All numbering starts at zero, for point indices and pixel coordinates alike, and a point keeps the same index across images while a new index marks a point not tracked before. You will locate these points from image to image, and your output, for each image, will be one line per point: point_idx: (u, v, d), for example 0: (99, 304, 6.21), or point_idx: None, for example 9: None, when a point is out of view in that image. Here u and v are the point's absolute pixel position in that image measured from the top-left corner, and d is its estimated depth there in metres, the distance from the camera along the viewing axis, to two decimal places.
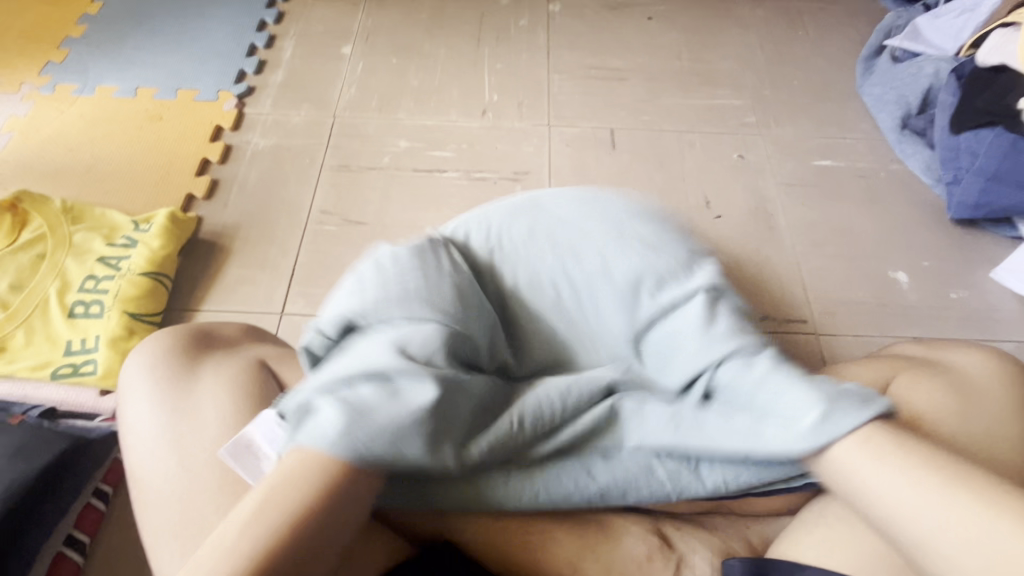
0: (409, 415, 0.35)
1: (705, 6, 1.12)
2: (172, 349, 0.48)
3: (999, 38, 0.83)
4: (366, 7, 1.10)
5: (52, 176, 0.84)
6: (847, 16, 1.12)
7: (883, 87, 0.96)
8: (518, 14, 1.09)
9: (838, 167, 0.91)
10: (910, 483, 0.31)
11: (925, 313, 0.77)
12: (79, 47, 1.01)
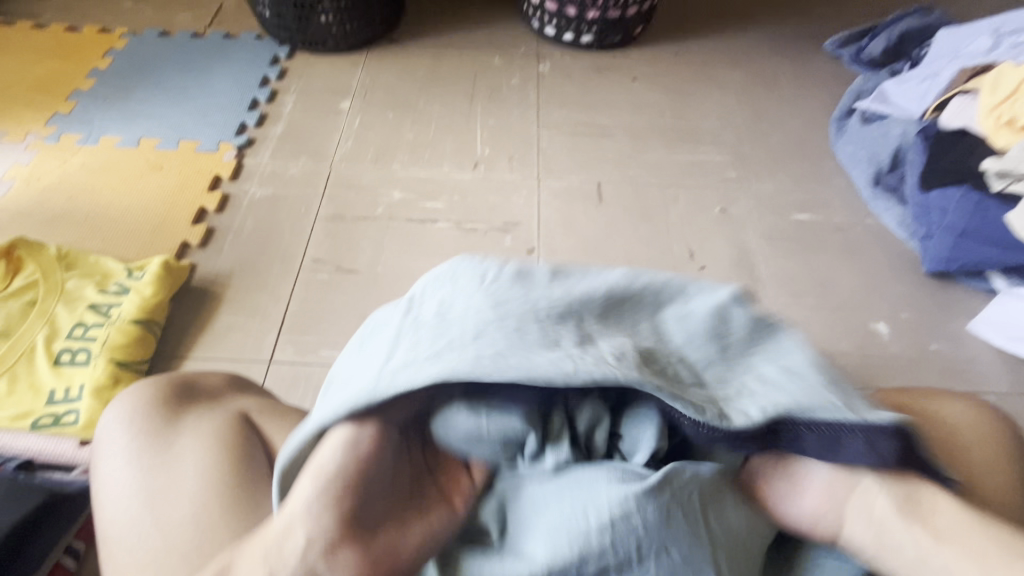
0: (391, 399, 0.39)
1: (685, 68, 1.19)
2: (152, 402, 0.48)
3: (960, 103, 0.90)
4: (365, 65, 1.16)
5: (50, 223, 0.86)
6: (819, 79, 1.19)
7: (856, 145, 1.01)
8: (510, 73, 1.15)
9: (816, 220, 0.94)
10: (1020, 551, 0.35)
11: (906, 364, 0.79)
12: (87, 99, 1.04)
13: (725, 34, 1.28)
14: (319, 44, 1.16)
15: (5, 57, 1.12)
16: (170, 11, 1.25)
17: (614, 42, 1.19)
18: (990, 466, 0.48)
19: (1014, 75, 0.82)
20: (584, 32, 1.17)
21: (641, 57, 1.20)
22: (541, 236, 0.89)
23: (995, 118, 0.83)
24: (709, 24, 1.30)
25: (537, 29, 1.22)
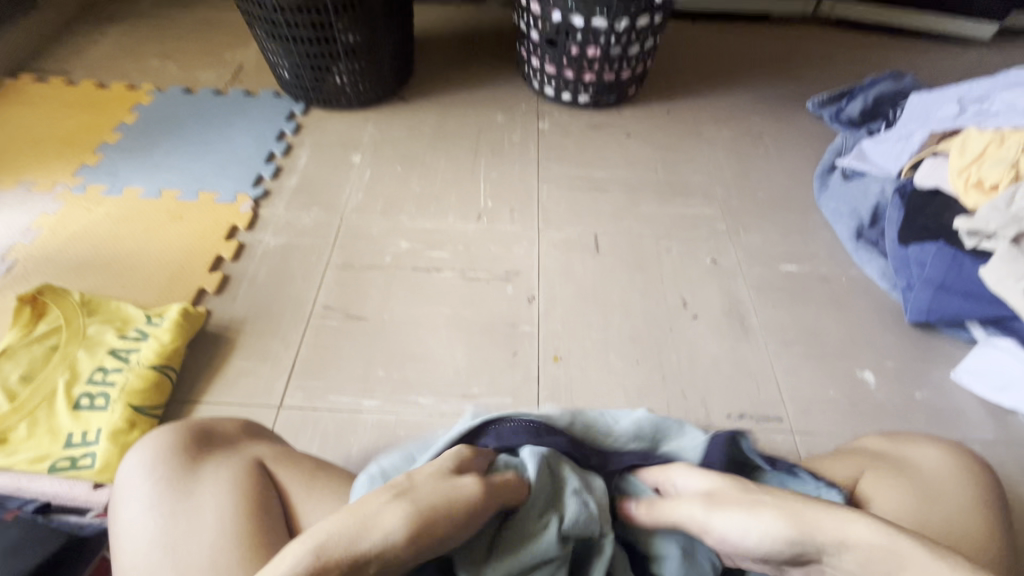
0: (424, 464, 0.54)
1: (676, 126, 1.27)
2: (175, 448, 0.51)
3: (932, 164, 0.96)
4: (376, 120, 1.23)
5: (74, 270, 0.90)
6: (802, 136, 1.26)
7: (838, 201, 1.06)
8: (511, 129, 1.23)
9: (803, 272, 0.99)
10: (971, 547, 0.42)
11: (893, 413, 0.82)
12: (113, 152, 1.11)
13: (713, 94, 1.36)
14: (335, 102, 1.23)
15: (36, 112, 1.19)
16: (193, 69, 1.33)
17: (609, 101, 1.27)
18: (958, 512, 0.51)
19: (978, 139, 0.90)
20: (581, 92, 1.24)
21: (635, 115, 1.28)
22: (540, 285, 0.93)
23: (964, 179, 0.89)
24: (698, 84, 1.39)
25: (537, 89, 1.30)
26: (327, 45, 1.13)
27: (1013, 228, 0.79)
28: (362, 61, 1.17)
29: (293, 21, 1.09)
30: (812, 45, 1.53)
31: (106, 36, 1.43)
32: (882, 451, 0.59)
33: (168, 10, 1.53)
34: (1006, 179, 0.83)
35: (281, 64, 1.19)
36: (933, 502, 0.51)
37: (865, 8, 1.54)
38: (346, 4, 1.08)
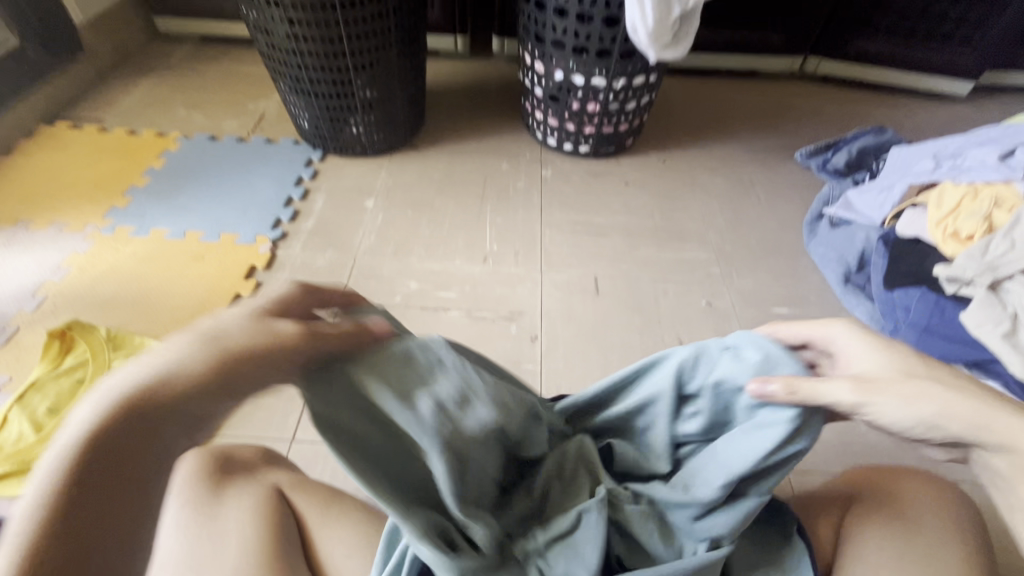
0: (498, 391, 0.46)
1: (672, 175, 1.34)
2: (198, 473, 0.54)
3: (911, 215, 1.03)
4: (388, 167, 1.31)
5: (101, 306, 0.95)
6: (792, 186, 1.33)
7: (827, 248, 1.12)
8: (516, 177, 1.30)
9: (795, 314, 1.03)
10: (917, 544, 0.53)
11: (884, 453, 0.84)
12: (141, 195, 1.18)
13: (706, 144, 1.44)
14: (351, 149, 1.31)
15: (72, 156, 1.27)
16: (218, 118, 1.43)
17: (608, 151, 1.35)
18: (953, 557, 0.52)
19: (953, 193, 0.96)
20: (582, 142, 1.32)
21: (632, 164, 1.36)
22: (543, 325, 0.98)
23: (941, 230, 0.95)
24: (692, 135, 1.47)
25: (541, 139, 1.38)
26: (345, 99, 1.21)
27: (988, 276, 0.85)
28: (377, 113, 1.25)
29: (315, 78, 1.18)
30: (799, 100, 1.63)
31: (138, 87, 1.53)
32: (875, 484, 0.61)
33: (197, 63, 1.64)
34: (981, 230, 0.90)
35: (301, 115, 1.27)
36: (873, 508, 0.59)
37: (848, 68, 1.64)
38: (365, 63, 1.17)
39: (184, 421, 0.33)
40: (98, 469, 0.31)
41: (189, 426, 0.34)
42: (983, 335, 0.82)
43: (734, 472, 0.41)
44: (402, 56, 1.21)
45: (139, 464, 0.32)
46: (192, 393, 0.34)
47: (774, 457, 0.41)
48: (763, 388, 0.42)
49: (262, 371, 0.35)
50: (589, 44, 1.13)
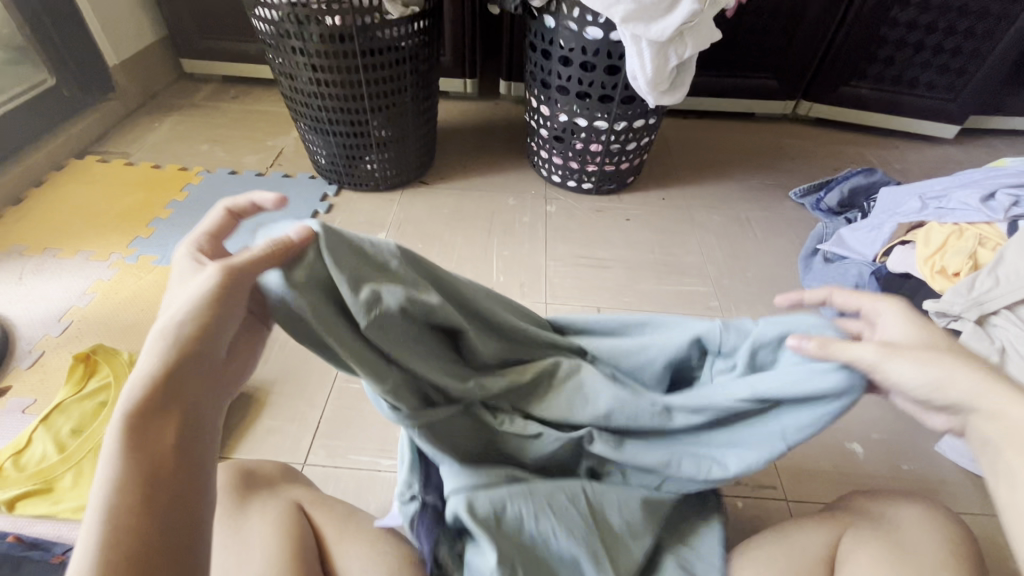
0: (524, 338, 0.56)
1: (672, 211, 1.39)
2: (225, 488, 0.59)
3: (902, 252, 1.06)
4: (400, 202, 1.37)
5: (123, 332, 0.99)
6: (787, 223, 1.38)
7: (822, 282, 1.16)
8: (521, 212, 1.35)
9: None
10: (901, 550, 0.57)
11: (880, 483, 0.86)
12: (164, 225, 1.23)
13: (704, 182, 1.51)
14: (364, 184, 1.37)
15: (98, 188, 1.34)
16: (239, 153, 1.50)
17: (610, 188, 1.41)
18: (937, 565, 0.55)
19: (939, 232, 1.01)
20: (584, 180, 1.38)
21: (633, 201, 1.42)
22: None
23: (930, 266, 0.99)
24: (690, 174, 1.54)
25: (545, 176, 1.45)
26: (360, 138, 1.28)
27: (975, 311, 0.88)
28: (391, 151, 1.32)
29: (334, 118, 1.25)
30: (792, 141, 1.70)
31: (163, 123, 1.61)
32: (868, 509, 0.64)
33: (219, 102, 1.73)
34: (966, 268, 0.94)
35: (319, 151, 1.34)
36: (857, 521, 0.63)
37: (838, 111, 1.71)
38: (381, 104, 1.24)
39: (201, 374, 0.40)
40: (154, 418, 0.36)
41: (206, 374, 0.40)
42: None
43: (765, 393, 0.48)
44: (416, 99, 1.29)
45: (181, 410, 0.38)
46: (193, 348, 0.40)
47: (813, 398, 0.47)
48: (801, 343, 0.48)
49: (216, 323, 0.41)
50: (591, 90, 1.20)
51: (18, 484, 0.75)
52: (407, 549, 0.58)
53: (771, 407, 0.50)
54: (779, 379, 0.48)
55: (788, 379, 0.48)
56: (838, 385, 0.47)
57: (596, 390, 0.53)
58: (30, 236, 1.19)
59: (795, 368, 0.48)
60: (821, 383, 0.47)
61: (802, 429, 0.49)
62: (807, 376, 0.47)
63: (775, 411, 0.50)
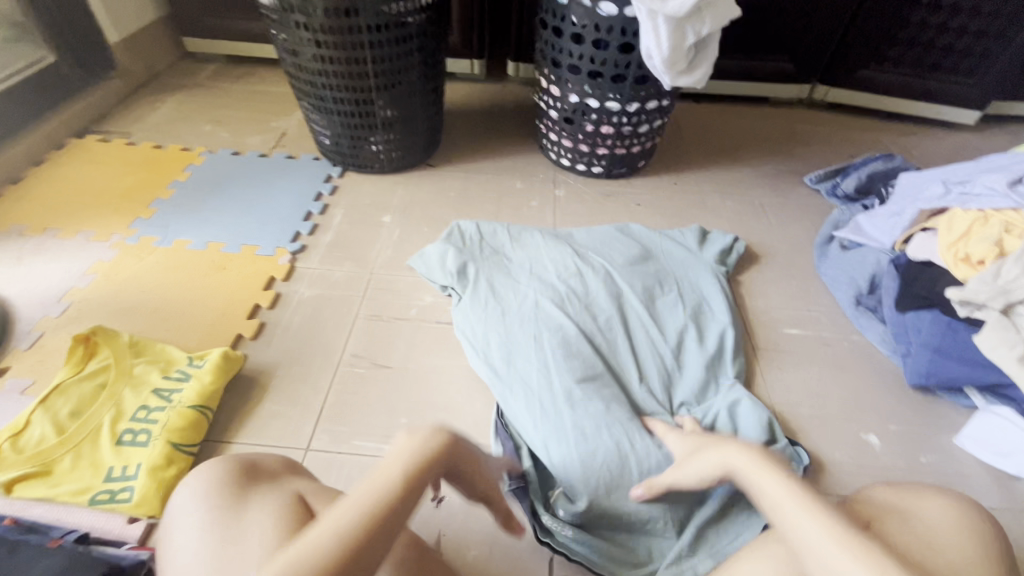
0: (538, 289, 1.02)
1: (682, 196, 1.36)
2: (226, 480, 0.57)
3: (922, 239, 1.04)
4: (405, 184, 1.34)
5: (123, 314, 0.97)
6: (802, 210, 1.35)
7: (837, 270, 1.14)
8: (530, 195, 1.33)
9: (806, 335, 1.05)
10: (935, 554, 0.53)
11: (898, 475, 0.84)
12: (166, 206, 1.21)
13: (716, 168, 1.47)
14: (370, 165, 1.34)
15: (99, 167, 1.32)
16: (243, 134, 1.47)
17: (621, 172, 1.38)
18: (965, 564, 0.53)
19: (963, 220, 0.97)
20: (595, 163, 1.35)
21: (644, 186, 1.38)
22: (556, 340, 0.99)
23: (953, 253, 0.95)
24: (701, 158, 1.50)
25: (554, 159, 1.42)
26: (366, 118, 1.25)
27: (1000, 301, 0.83)
28: (397, 132, 1.29)
29: (338, 97, 1.21)
30: (806, 126, 1.66)
31: (165, 103, 1.58)
32: (892, 504, 0.62)
33: (221, 82, 1.70)
34: (992, 255, 0.89)
35: (323, 132, 1.31)
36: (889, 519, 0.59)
37: (855, 96, 1.67)
38: (387, 84, 1.20)
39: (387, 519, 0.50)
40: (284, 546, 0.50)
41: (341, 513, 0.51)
42: (997, 358, 0.82)
43: (686, 278, 1.07)
44: (423, 78, 1.25)
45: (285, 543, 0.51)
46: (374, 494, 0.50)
47: (697, 274, 1.08)
48: (685, 290, 1.05)
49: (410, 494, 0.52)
50: (604, 69, 1.16)
51: (15, 465, 0.73)
52: (413, 538, 0.57)
53: (685, 273, 1.08)
54: (680, 265, 1.09)
55: (689, 279, 1.07)
56: (700, 271, 1.09)
57: (601, 285, 1.03)
58: (30, 216, 1.17)
59: (685, 272, 1.08)
60: (692, 269, 1.09)
61: (702, 277, 1.08)
62: (684, 268, 1.09)
63: (688, 268, 1.09)
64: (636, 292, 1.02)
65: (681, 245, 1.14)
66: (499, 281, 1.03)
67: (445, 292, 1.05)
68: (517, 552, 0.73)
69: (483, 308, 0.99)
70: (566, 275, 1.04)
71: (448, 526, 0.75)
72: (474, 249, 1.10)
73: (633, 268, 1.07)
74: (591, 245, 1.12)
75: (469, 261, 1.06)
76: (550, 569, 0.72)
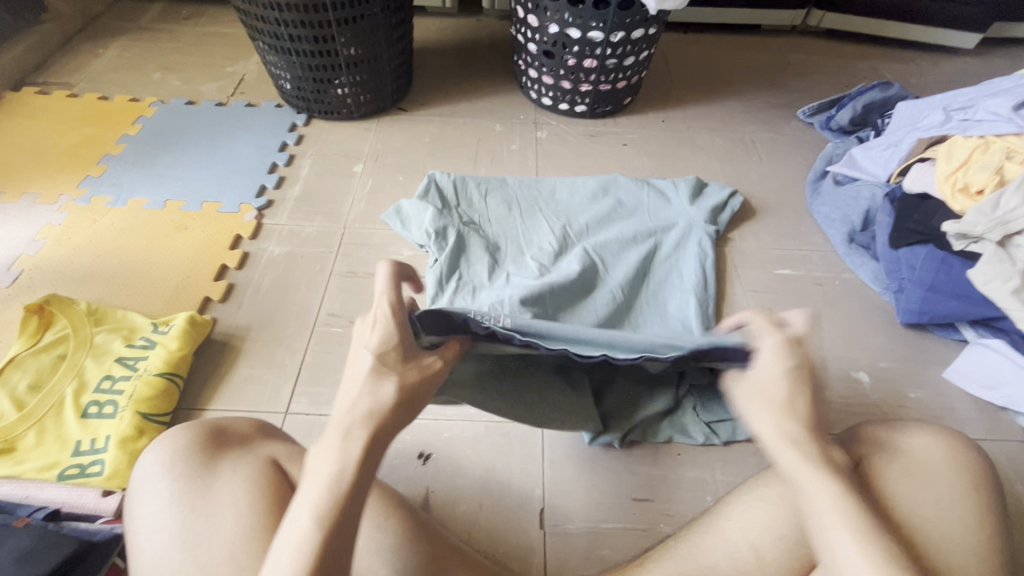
0: (505, 258, 0.97)
1: (671, 134, 1.29)
2: (193, 446, 0.53)
3: (920, 169, 0.99)
4: (376, 130, 1.26)
5: (80, 281, 0.91)
6: (794, 145, 1.29)
7: (830, 207, 1.10)
8: (511, 139, 1.25)
9: (797, 275, 1.02)
10: (925, 489, 0.53)
11: (886, 411, 0.84)
12: (117, 163, 1.12)
13: (706, 103, 1.39)
14: (337, 111, 1.25)
15: (40, 122, 1.21)
16: (196, 82, 1.35)
17: (606, 111, 1.31)
18: (955, 495, 0.52)
19: (963, 147, 0.93)
20: (578, 101, 1.27)
21: (630, 124, 1.31)
22: None
23: (951, 184, 0.91)
24: (691, 93, 1.42)
25: (535, 99, 1.34)
26: (329, 58, 1.15)
27: (999, 232, 0.81)
28: (363, 72, 1.19)
29: (295, 35, 1.10)
30: (800, 56, 1.57)
31: (108, 49, 1.45)
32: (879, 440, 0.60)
33: (170, 24, 1.56)
34: (992, 184, 0.86)
35: (283, 76, 1.20)
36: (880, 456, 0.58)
37: (852, 21, 1.57)
38: (348, 17, 1.09)
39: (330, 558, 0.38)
40: None
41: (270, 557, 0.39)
42: (991, 292, 0.80)
43: (666, 237, 1.01)
44: (387, 10, 1.14)
45: None
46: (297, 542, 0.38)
47: (680, 234, 1.02)
48: (666, 256, 0.99)
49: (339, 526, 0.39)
50: None
51: None
52: (391, 501, 0.55)
53: (667, 233, 1.02)
54: (661, 225, 1.03)
55: (673, 239, 1.01)
56: (685, 232, 1.03)
57: (572, 251, 0.98)
58: None
59: (671, 230, 1.03)
60: (675, 229, 1.03)
61: (684, 238, 1.02)
62: (667, 228, 1.03)
63: (672, 229, 1.03)
64: (610, 256, 0.97)
65: (668, 206, 1.07)
66: (476, 246, 0.97)
67: (422, 247, 1.00)
68: (506, 504, 0.72)
69: (450, 272, 0.93)
70: (538, 243, 1.00)
71: (435, 484, 0.73)
72: (452, 212, 1.03)
73: (608, 231, 1.02)
74: (572, 212, 1.06)
75: (441, 220, 1.00)
76: (541, 524, 0.71)
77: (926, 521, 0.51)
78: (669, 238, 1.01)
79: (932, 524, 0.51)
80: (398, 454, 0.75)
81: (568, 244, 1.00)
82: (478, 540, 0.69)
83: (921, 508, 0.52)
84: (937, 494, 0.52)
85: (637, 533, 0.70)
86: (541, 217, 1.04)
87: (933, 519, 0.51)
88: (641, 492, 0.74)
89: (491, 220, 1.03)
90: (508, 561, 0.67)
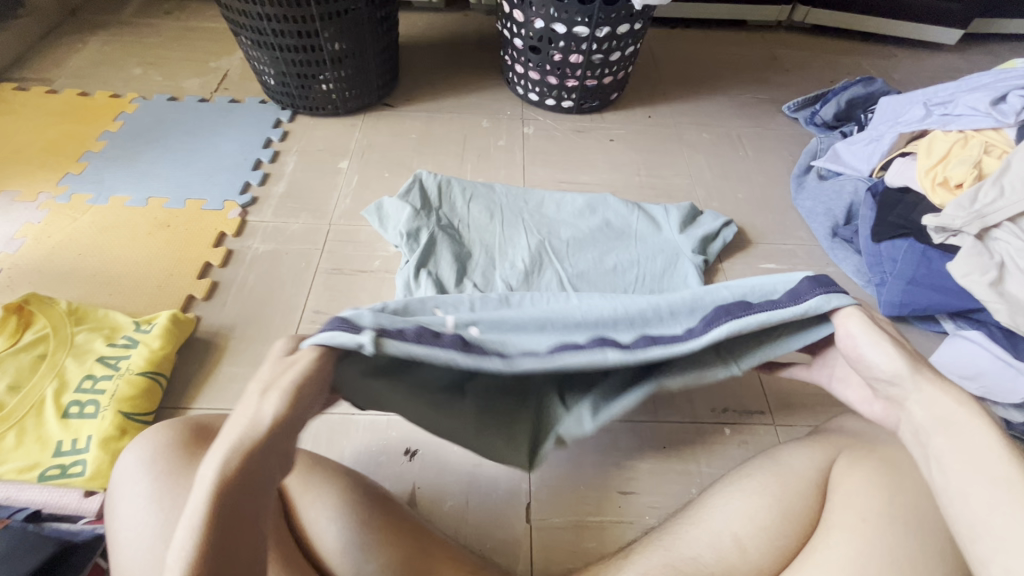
0: (475, 268, 0.96)
1: (658, 129, 1.30)
2: (175, 443, 0.53)
3: (902, 164, 1.01)
4: (362, 126, 1.25)
5: (61, 280, 0.90)
6: (779, 140, 1.30)
7: (814, 201, 1.11)
8: (497, 134, 1.25)
9: (781, 269, 1.03)
10: (901, 478, 0.54)
11: None
12: (98, 160, 1.10)
13: (693, 98, 1.40)
14: (322, 107, 1.24)
15: (17, 119, 1.18)
16: (179, 77, 1.34)
17: (592, 106, 1.31)
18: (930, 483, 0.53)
19: (943, 141, 0.94)
20: (564, 97, 1.27)
21: (617, 120, 1.32)
22: None
23: (930, 178, 0.93)
24: (677, 88, 1.43)
25: (522, 95, 1.33)
26: (312, 53, 1.14)
27: (976, 225, 0.83)
28: (348, 68, 1.19)
29: (278, 29, 1.09)
30: (786, 52, 1.58)
31: (89, 44, 1.42)
32: (858, 431, 0.62)
33: (152, 18, 1.54)
34: (970, 178, 0.87)
35: (267, 71, 1.19)
36: (857, 447, 0.59)
37: (836, 17, 1.58)
38: (331, 12, 1.08)
39: None
40: None
41: None
42: (970, 284, 0.81)
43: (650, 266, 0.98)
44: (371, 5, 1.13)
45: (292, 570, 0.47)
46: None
47: (667, 264, 0.98)
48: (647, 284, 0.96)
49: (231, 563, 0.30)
50: None
51: None
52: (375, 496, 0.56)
53: (653, 259, 0.99)
54: (647, 250, 1.00)
55: (658, 262, 0.99)
56: (674, 259, 0.99)
57: (547, 271, 0.96)
58: None
59: (654, 236, 1.02)
60: (662, 257, 0.99)
61: (669, 268, 0.98)
62: (653, 251, 1.00)
63: (661, 257, 0.99)
64: (584, 278, 0.96)
65: (656, 230, 1.03)
66: (447, 253, 0.95)
67: (397, 248, 0.99)
68: (492, 499, 0.72)
69: (418, 277, 0.91)
70: (516, 255, 0.98)
71: (421, 480, 0.73)
72: (431, 213, 1.02)
73: (589, 250, 1.00)
74: (554, 228, 1.04)
75: (418, 223, 0.99)
76: (528, 517, 0.71)
77: (903, 509, 0.52)
78: (653, 260, 0.99)
79: (908, 512, 0.51)
80: (384, 451, 0.75)
81: (543, 265, 0.97)
82: (464, 535, 0.69)
83: (899, 498, 0.52)
84: (914, 482, 0.53)
85: (622, 525, 0.71)
86: (522, 229, 1.02)
87: (909, 508, 0.52)
88: (627, 485, 0.75)
89: (470, 226, 1.02)
90: (494, 555, 0.68)
